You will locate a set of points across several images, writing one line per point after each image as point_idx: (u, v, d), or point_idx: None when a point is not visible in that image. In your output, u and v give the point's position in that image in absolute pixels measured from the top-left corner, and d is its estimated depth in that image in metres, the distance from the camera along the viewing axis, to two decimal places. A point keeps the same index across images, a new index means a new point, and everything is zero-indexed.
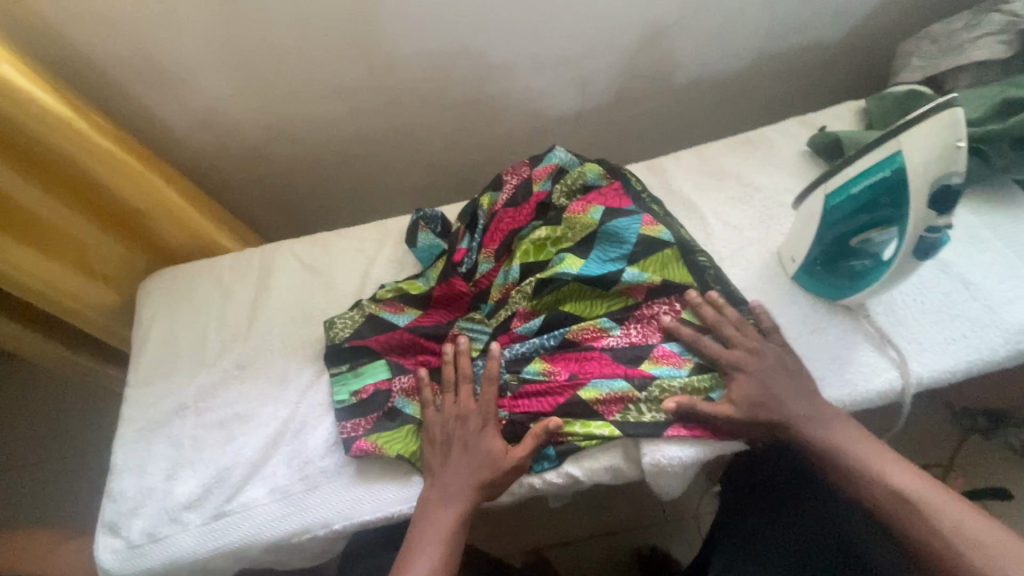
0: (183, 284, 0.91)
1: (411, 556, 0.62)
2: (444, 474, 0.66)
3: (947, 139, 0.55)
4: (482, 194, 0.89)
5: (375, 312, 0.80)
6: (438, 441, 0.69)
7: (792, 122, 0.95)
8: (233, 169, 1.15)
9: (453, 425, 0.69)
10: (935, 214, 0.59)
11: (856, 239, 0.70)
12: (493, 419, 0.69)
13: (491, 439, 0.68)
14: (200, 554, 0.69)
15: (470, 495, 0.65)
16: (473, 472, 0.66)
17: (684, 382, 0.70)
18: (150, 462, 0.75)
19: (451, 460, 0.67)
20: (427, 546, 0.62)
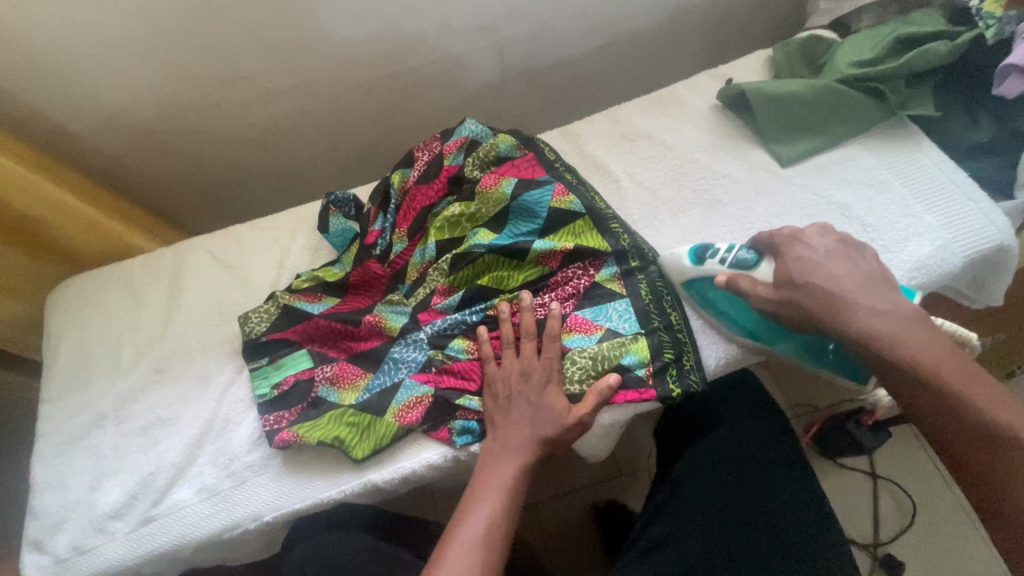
0: (92, 291, 0.87)
1: (470, 506, 0.63)
2: (507, 426, 0.67)
3: (678, 263, 0.74)
4: (394, 171, 0.87)
5: (290, 302, 0.80)
6: (500, 396, 0.69)
7: (704, 76, 0.95)
8: (145, 167, 1.09)
9: (516, 381, 0.69)
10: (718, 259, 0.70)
11: (813, 350, 0.68)
12: (556, 378, 0.69)
13: (553, 397, 0.68)
14: (129, 561, 0.68)
15: (530, 448, 0.66)
16: (534, 426, 0.66)
17: (594, 350, 0.71)
18: (71, 476, 0.73)
19: (515, 414, 0.67)
20: (488, 494, 0.64)
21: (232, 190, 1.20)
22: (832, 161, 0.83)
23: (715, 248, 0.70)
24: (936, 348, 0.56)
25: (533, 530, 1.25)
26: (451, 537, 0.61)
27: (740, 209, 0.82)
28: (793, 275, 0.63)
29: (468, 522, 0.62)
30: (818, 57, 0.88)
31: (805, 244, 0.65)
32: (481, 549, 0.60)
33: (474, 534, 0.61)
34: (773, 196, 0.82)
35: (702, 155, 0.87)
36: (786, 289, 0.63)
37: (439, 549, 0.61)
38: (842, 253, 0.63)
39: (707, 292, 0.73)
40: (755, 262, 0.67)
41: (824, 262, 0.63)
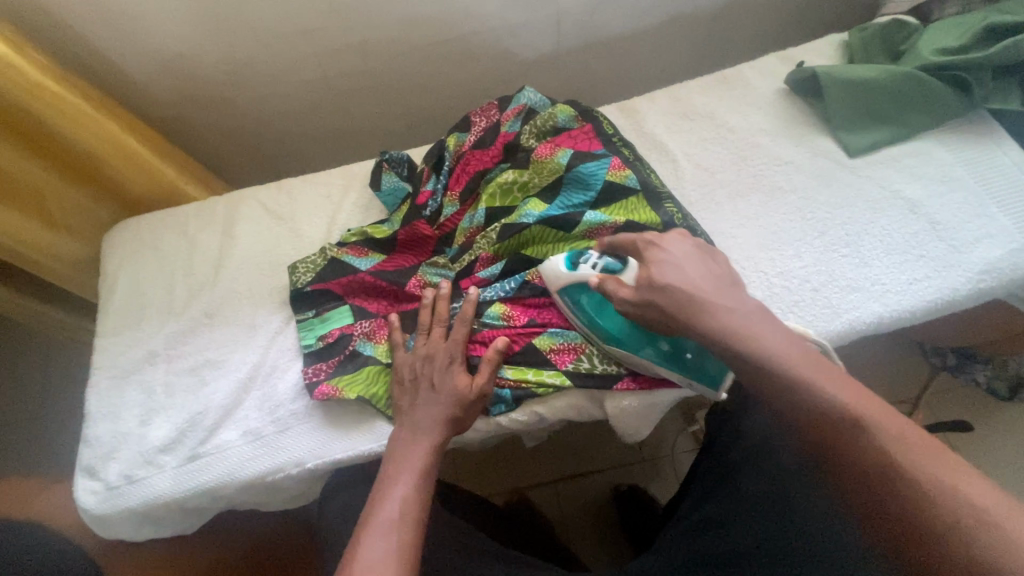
0: (148, 234, 0.89)
1: (385, 486, 0.61)
2: (414, 413, 0.66)
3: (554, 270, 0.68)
4: (449, 135, 0.87)
5: (338, 256, 0.81)
6: (406, 381, 0.69)
7: (771, 58, 0.92)
8: (197, 116, 1.10)
9: (421, 364, 0.69)
10: (592, 265, 0.66)
11: (679, 355, 0.65)
12: (459, 359, 0.69)
13: (456, 376, 0.68)
14: (176, 494, 0.70)
15: (440, 429, 0.65)
16: (437, 408, 0.66)
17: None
18: (124, 408, 0.76)
19: (420, 397, 0.67)
20: (401, 476, 0.62)
21: (278, 147, 1.21)
22: (903, 154, 0.80)
23: (587, 253, 0.67)
24: (787, 347, 0.53)
25: (553, 506, 1.26)
26: (368, 521, 0.58)
27: (800, 197, 0.79)
28: (656, 277, 0.59)
29: (382, 506, 0.59)
30: (898, 43, 0.85)
31: (659, 247, 0.62)
32: (399, 530, 0.57)
33: (392, 515, 0.58)
34: (836, 186, 0.79)
35: (766, 140, 0.84)
36: (648, 291, 0.59)
37: (358, 536, 0.57)
38: (697, 258, 0.61)
39: (579, 297, 0.68)
40: (622, 267, 0.64)
41: (679, 266, 0.60)
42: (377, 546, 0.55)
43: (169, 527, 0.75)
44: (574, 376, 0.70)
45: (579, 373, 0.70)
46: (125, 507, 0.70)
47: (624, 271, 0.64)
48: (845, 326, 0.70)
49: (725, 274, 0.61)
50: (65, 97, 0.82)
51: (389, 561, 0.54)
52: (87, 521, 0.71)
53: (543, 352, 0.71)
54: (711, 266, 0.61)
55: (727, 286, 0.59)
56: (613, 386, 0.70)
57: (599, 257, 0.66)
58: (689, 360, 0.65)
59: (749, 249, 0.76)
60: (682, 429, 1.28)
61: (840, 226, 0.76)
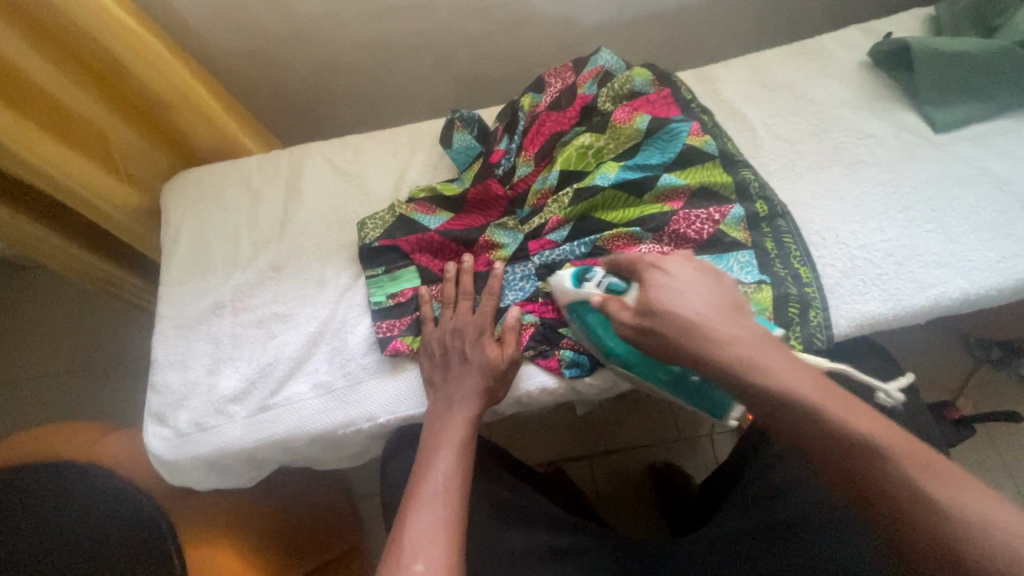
0: (210, 185, 0.88)
1: (427, 460, 0.61)
2: (448, 387, 0.66)
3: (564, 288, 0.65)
4: (522, 95, 0.85)
5: (407, 213, 0.79)
6: (437, 355, 0.69)
7: (853, 29, 0.89)
8: (254, 70, 1.08)
9: (451, 338, 0.69)
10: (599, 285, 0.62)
11: (685, 380, 0.63)
12: (489, 331, 0.69)
13: (486, 348, 0.67)
14: (246, 444, 0.70)
15: (473, 401, 0.65)
16: (471, 381, 0.66)
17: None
18: (191, 357, 0.75)
19: (452, 372, 0.67)
20: (441, 451, 0.62)
21: (330, 107, 1.19)
22: (991, 131, 0.78)
23: (595, 271, 0.64)
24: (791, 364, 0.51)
25: (588, 481, 1.26)
26: (414, 495, 0.57)
27: (883, 171, 0.78)
28: (657, 301, 0.54)
29: (427, 479, 0.59)
30: (990, 18, 0.82)
31: (661, 269, 0.57)
32: (445, 502, 0.57)
33: (437, 488, 0.58)
34: (922, 162, 0.77)
35: (846, 114, 0.82)
36: (647, 318, 0.55)
37: (406, 508, 0.57)
38: (698, 283, 0.56)
39: (588, 317, 0.65)
40: (625, 289, 0.61)
41: (682, 294, 0.55)
42: (426, 518, 0.55)
43: (231, 477, 0.74)
44: None
45: None
46: (195, 455, 0.70)
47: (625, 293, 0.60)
48: (864, 318, 0.70)
49: (731, 299, 0.55)
50: (140, 34, 0.78)
51: (440, 532, 0.54)
52: (157, 467, 0.71)
53: None
54: (716, 291, 0.56)
55: (729, 312, 0.54)
56: None
57: (605, 277, 0.63)
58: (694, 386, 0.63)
59: (830, 223, 0.75)
60: None
61: (925, 202, 0.75)
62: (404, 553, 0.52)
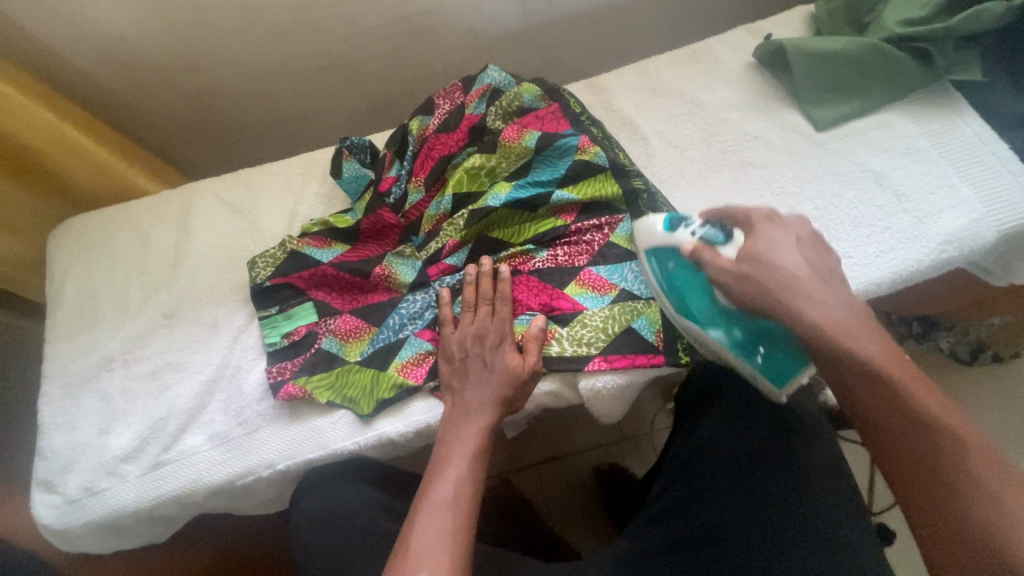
0: (97, 232, 0.85)
1: (438, 468, 0.59)
2: (466, 392, 0.65)
3: (649, 230, 0.65)
4: (412, 118, 0.83)
5: (298, 248, 0.77)
6: None
7: (739, 30, 0.90)
8: (147, 103, 1.04)
9: None
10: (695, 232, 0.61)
11: (757, 342, 0.61)
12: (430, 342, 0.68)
13: (507, 356, 0.66)
14: (141, 504, 0.68)
15: (490, 407, 0.63)
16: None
17: (605, 313, 0.70)
18: (80, 418, 0.72)
19: (469, 379, 0.65)
20: (454, 458, 0.60)
21: (237, 136, 1.16)
22: (870, 126, 0.80)
23: (691, 219, 0.63)
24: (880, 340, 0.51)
25: (535, 489, 1.26)
26: (424, 498, 0.56)
27: (769, 171, 0.79)
28: (759, 252, 0.56)
29: (436, 487, 0.57)
30: (864, 12, 0.84)
31: (775, 224, 0.58)
32: (456, 508, 0.55)
33: (447, 496, 0.56)
34: (805, 160, 0.79)
35: (734, 116, 0.83)
36: (748, 265, 0.56)
37: (413, 515, 0.55)
38: (805, 244, 0.57)
39: (669, 263, 0.65)
40: (726, 241, 0.59)
41: (781, 250, 0.56)
42: (431, 526, 0.53)
43: (135, 536, 0.72)
44: (547, 362, 0.68)
45: (550, 357, 0.69)
46: (87, 520, 0.67)
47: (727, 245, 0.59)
48: None
49: (822, 264, 0.56)
50: None
51: (445, 543, 0.52)
52: (49, 535, 0.69)
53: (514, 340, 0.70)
54: (824, 258, 0.57)
55: (826, 278, 0.55)
56: (585, 368, 0.69)
57: (702, 226, 0.61)
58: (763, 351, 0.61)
59: None
60: (660, 406, 1.29)
61: (809, 200, 0.76)
62: (409, 558, 0.51)
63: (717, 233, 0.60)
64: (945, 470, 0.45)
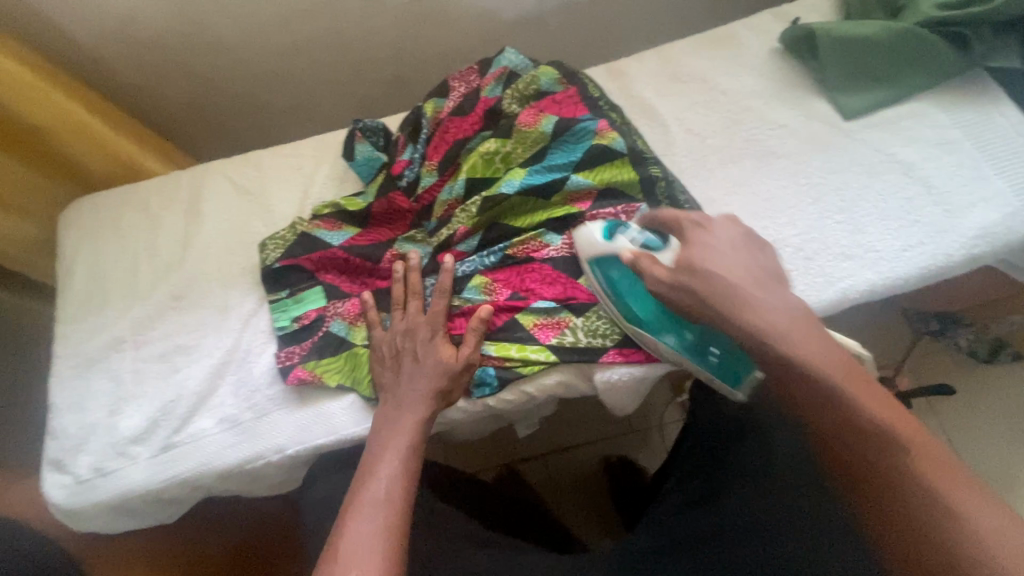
0: (106, 213, 0.84)
1: (371, 466, 0.58)
2: (399, 389, 0.64)
3: (592, 243, 0.65)
4: (426, 100, 0.81)
5: (309, 231, 0.76)
6: (387, 361, 0.67)
7: (765, 14, 0.87)
8: (157, 83, 1.03)
9: (402, 340, 0.67)
10: (639, 240, 0.62)
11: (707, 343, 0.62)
12: (443, 331, 0.67)
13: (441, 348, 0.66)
14: (151, 485, 0.68)
15: (426, 403, 0.63)
16: (424, 382, 0.64)
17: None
18: (89, 399, 0.72)
19: (399, 376, 0.65)
20: (387, 455, 0.59)
21: (248, 118, 1.14)
22: (900, 115, 0.77)
23: (627, 227, 0.64)
24: (817, 340, 0.52)
25: (542, 480, 1.26)
26: (358, 497, 0.55)
27: (794, 161, 0.76)
28: (696, 259, 0.56)
29: (369, 486, 0.56)
30: None
31: (706, 231, 0.59)
32: (386, 506, 0.54)
33: (378, 495, 0.55)
34: (831, 150, 0.76)
35: (758, 103, 0.81)
36: (685, 275, 0.56)
37: (346, 516, 0.54)
38: (741, 245, 0.58)
39: (612, 271, 0.65)
40: (662, 245, 0.61)
41: (720, 254, 0.57)
42: (365, 525, 0.53)
43: (144, 518, 0.72)
44: (561, 352, 0.67)
45: (565, 348, 0.68)
46: (97, 500, 0.67)
47: (665, 249, 0.61)
48: None
49: (755, 262, 0.57)
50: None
51: (377, 544, 0.51)
52: (59, 515, 0.69)
53: (527, 329, 0.69)
54: (756, 258, 0.57)
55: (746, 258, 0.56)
56: (601, 361, 0.68)
57: (640, 232, 0.63)
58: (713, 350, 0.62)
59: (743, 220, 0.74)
60: (670, 399, 1.28)
61: (835, 191, 0.74)
62: (340, 559, 0.50)
63: (655, 238, 0.62)
64: (888, 465, 0.47)
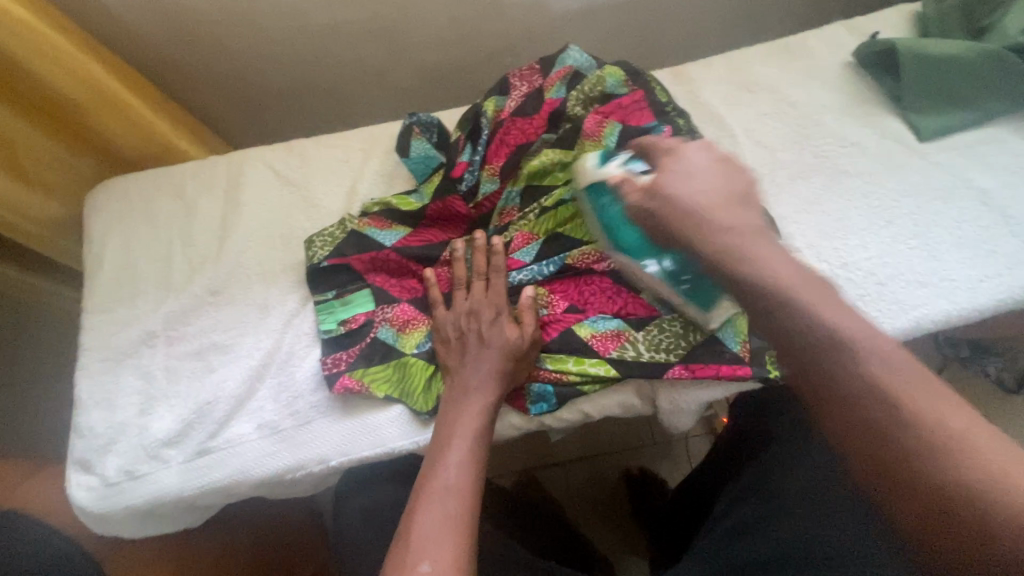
0: (136, 197, 0.79)
1: (440, 451, 0.56)
2: (460, 404, 0.60)
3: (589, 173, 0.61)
4: (487, 98, 0.77)
5: (359, 228, 0.72)
6: (451, 374, 0.63)
7: (837, 26, 0.84)
8: (193, 61, 0.98)
9: (455, 354, 0.64)
10: (624, 166, 0.59)
11: (688, 277, 0.59)
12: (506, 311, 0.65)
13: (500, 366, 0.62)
14: (183, 492, 0.64)
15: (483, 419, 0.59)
16: (478, 398, 0.60)
17: (685, 320, 0.65)
18: (119, 396, 0.67)
19: (458, 387, 0.61)
20: (454, 441, 0.57)
21: (280, 102, 1.09)
22: (977, 140, 0.74)
23: (619, 154, 0.61)
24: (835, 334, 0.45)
25: (560, 488, 1.23)
26: (424, 486, 0.53)
27: (866, 182, 0.74)
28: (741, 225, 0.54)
29: (439, 470, 0.54)
30: (980, 17, 0.78)
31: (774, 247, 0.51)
32: (458, 497, 0.52)
33: (450, 480, 0.53)
34: (906, 173, 0.73)
35: (830, 119, 0.78)
36: (651, 202, 0.51)
37: (414, 501, 0.52)
38: (711, 173, 0.51)
39: (602, 201, 0.61)
40: (645, 170, 0.58)
41: (691, 178, 0.51)
42: (435, 513, 0.50)
43: (172, 523, 0.68)
44: (621, 366, 0.63)
45: (625, 361, 0.63)
46: (126, 505, 0.63)
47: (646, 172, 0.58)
48: None
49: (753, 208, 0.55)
50: (39, 33, 0.71)
51: (452, 529, 0.49)
52: (83, 518, 0.65)
53: (584, 340, 0.65)
54: None
55: None
56: (663, 376, 0.63)
57: (626, 159, 0.60)
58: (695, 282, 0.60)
59: (814, 242, 0.71)
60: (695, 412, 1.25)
61: (909, 216, 0.71)
62: (409, 550, 0.48)
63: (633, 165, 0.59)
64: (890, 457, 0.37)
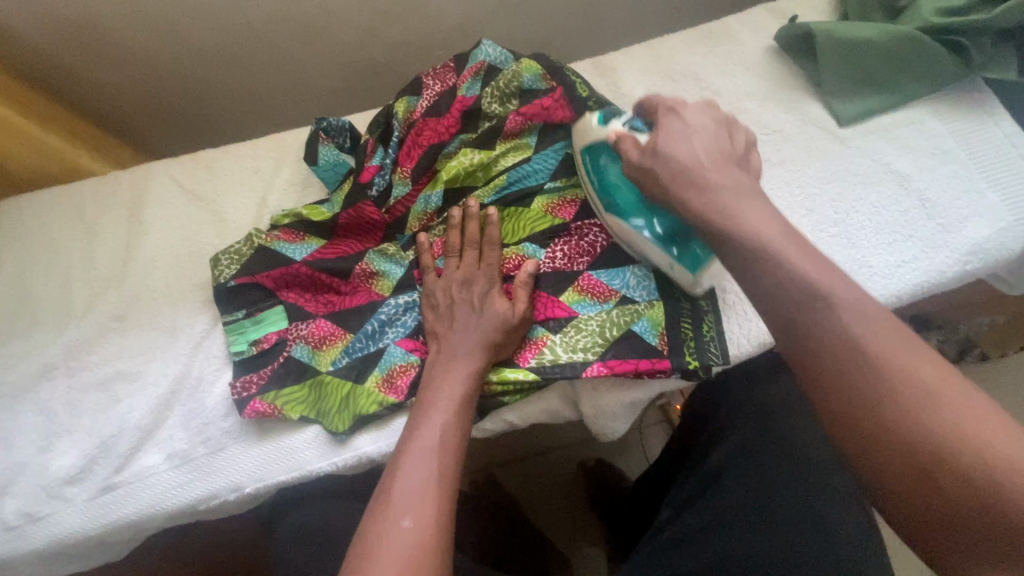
0: (32, 220, 0.74)
1: (403, 459, 0.52)
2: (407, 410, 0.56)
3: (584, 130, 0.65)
4: (397, 99, 0.74)
5: (267, 243, 0.69)
6: None
7: (759, 13, 0.83)
8: (97, 67, 0.92)
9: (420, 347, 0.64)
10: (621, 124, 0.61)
11: (677, 233, 0.61)
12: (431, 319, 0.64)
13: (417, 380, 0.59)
14: (89, 531, 0.61)
15: None
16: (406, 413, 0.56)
17: (603, 318, 0.63)
18: (17, 434, 0.64)
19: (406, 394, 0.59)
20: (419, 443, 0.52)
21: (200, 107, 1.04)
22: (896, 124, 0.74)
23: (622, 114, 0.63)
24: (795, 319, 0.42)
25: (518, 485, 1.22)
26: (386, 496, 0.49)
27: (788, 171, 0.73)
28: (659, 144, 0.55)
29: (402, 478, 0.50)
30: None
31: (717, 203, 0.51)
32: (435, 499, 0.49)
33: (416, 488, 0.49)
34: (827, 160, 0.73)
35: (752, 108, 0.76)
36: (649, 157, 0.55)
37: (378, 513, 0.48)
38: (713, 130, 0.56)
39: (601, 158, 0.64)
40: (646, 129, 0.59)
41: (686, 137, 0.55)
42: (401, 526, 0.47)
43: (86, 561, 0.65)
44: (540, 371, 0.61)
45: (544, 366, 0.61)
46: (29, 550, 0.60)
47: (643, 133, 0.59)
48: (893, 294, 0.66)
49: (734, 152, 0.55)
50: None
51: (419, 543, 0.46)
52: None
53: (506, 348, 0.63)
54: None
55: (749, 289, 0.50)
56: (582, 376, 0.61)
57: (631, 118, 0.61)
58: (681, 240, 0.61)
59: None
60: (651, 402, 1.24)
61: (830, 203, 0.71)
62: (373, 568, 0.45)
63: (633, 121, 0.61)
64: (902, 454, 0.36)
